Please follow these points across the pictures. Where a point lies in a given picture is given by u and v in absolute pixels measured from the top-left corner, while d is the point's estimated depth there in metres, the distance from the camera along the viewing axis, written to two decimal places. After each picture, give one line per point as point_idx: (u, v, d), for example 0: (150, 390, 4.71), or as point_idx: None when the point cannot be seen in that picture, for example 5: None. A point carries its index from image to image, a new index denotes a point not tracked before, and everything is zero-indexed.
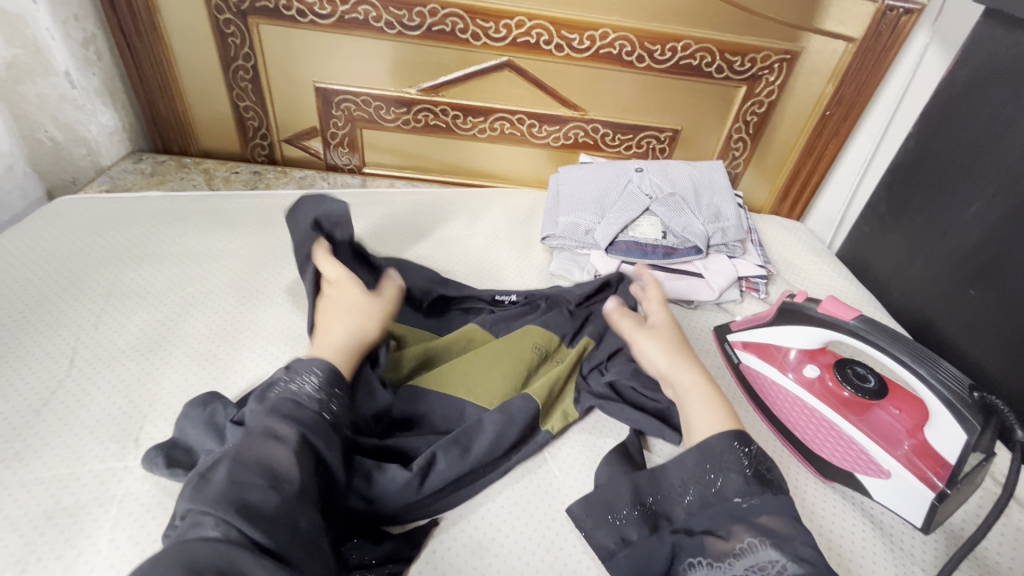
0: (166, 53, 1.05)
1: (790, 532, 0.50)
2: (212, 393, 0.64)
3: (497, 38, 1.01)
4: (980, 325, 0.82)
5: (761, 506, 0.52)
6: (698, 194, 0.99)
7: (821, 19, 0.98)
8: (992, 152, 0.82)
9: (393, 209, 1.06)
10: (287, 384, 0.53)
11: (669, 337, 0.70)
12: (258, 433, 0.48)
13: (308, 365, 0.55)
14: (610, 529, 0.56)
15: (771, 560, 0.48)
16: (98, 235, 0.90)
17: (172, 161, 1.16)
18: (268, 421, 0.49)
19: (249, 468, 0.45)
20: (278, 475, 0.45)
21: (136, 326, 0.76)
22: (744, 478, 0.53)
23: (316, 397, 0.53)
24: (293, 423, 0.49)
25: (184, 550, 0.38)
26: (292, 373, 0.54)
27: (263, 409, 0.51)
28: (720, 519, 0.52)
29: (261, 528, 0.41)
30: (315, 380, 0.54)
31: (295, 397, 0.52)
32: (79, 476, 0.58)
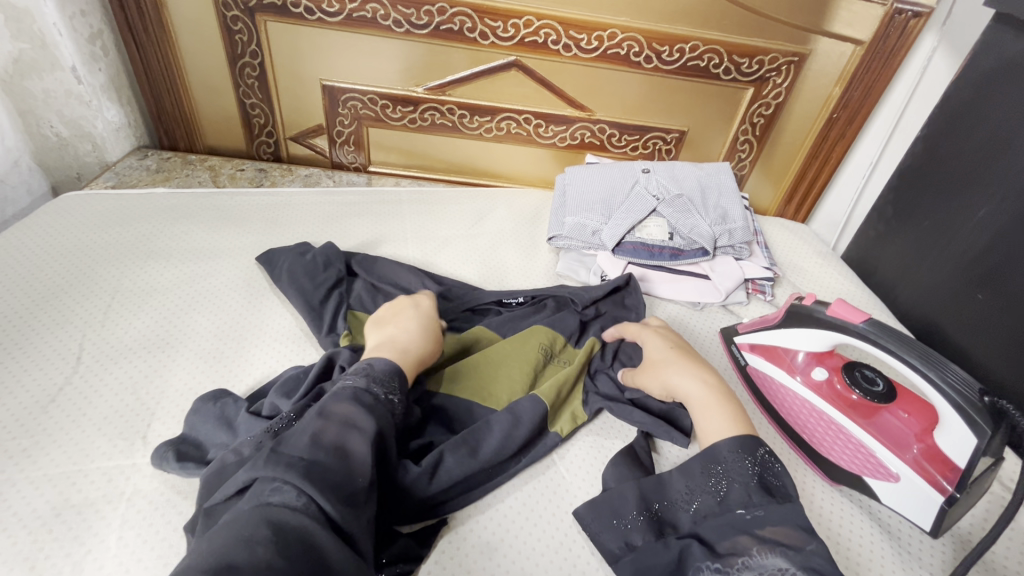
0: (172, 49, 1.05)
1: (798, 543, 0.48)
2: (221, 389, 0.65)
3: (504, 38, 1.01)
4: (987, 331, 0.83)
5: (766, 517, 0.51)
6: (706, 195, 0.99)
7: (830, 22, 0.98)
8: (1001, 156, 0.82)
9: (399, 208, 1.06)
10: (365, 376, 0.53)
11: (667, 360, 0.69)
12: (336, 419, 0.48)
13: (383, 364, 0.56)
14: (617, 533, 0.57)
15: (779, 568, 0.46)
16: (103, 231, 0.90)
17: (178, 158, 1.16)
18: (347, 408, 0.49)
19: (328, 451, 0.45)
20: (353, 462, 0.45)
21: (143, 323, 0.75)
22: (748, 487, 0.54)
23: (390, 396, 0.53)
24: (372, 416, 0.50)
25: (272, 522, 0.39)
26: (365, 370, 0.54)
27: (339, 394, 0.51)
28: (727, 530, 0.52)
29: (336, 504, 0.42)
30: (390, 380, 0.55)
31: (372, 391, 0.52)
32: (87, 474, 0.58)
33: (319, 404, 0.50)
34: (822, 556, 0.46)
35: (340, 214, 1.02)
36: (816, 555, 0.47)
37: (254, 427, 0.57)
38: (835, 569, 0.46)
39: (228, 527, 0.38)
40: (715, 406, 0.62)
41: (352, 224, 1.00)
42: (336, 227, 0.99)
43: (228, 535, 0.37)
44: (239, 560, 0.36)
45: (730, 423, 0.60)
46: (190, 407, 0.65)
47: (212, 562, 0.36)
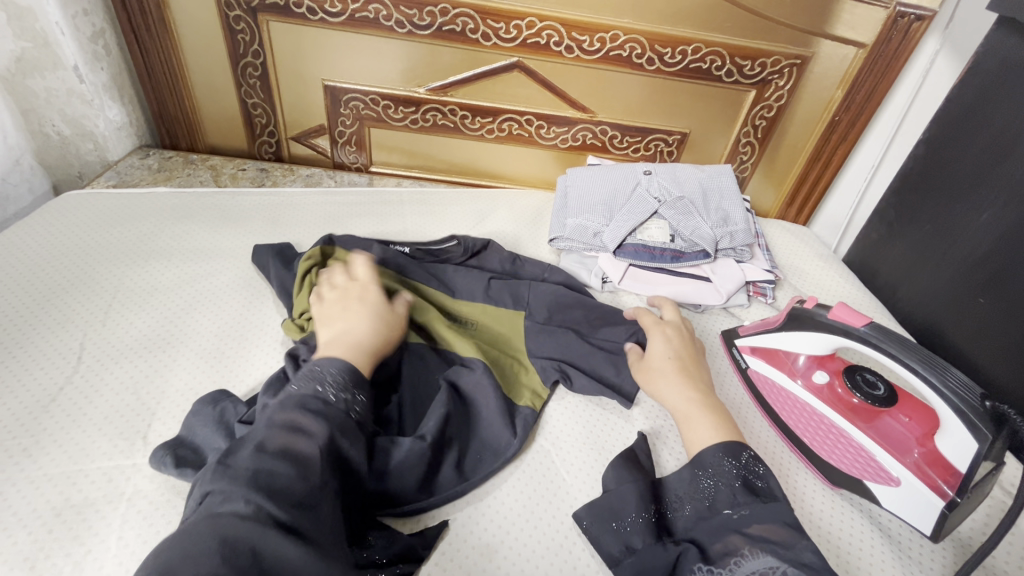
0: (175, 49, 1.05)
1: (787, 540, 0.48)
2: (222, 391, 0.65)
3: (507, 39, 1.01)
4: (988, 335, 0.82)
5: (752, 516, 0.51)
6: (707, 197, 0.99)
7: (833, 24, 0.98)
8: (1003, 161, 0.82)
9: (400, 209, 1.06)
10: (312, 380, 0.53)
11: (665, 370, 0.69)
12: (283, 426, 0.48)
13: (332, 363, 0.56)
14: (616, 536, 0.57)
15: (771, 566, 0.47)
16: (105, 231, 0.90)
17: (179, 157, 1.16)
18: (293, 413, 0.49)
19: (277, 457, 0.45)
20: (307, 466, 0.45)
21: (144, 323, 0.75)
22: (732, 488, 0.54)
23: (340, 396, 0.53)
24: (320, 420, 0.49)
25: (220, 535, 0.39)
26: (311, 372, 0.54)
27: (286, 401, 0.50)
28: (717, 531, 0.52)
29: (287, 510, 0.42)
30: (339, 378, 0.54)
31: (322, 394, 0.52)
32: (87, 473, 0.58)
33: (265, 414, 0.50)
34: (813, 552, 0.46)
35: (341, 214, 1.02)
36: (808, 553, 0.47)
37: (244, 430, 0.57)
38: (826, 565, 0.46)
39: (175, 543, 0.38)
40: (700, 416, 0.63)
41: (353, 224, 1.00)
42: (338, 227, 0.98)
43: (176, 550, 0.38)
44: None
45: (717, 432, 0.60)
46: (190, 407, 0.65)
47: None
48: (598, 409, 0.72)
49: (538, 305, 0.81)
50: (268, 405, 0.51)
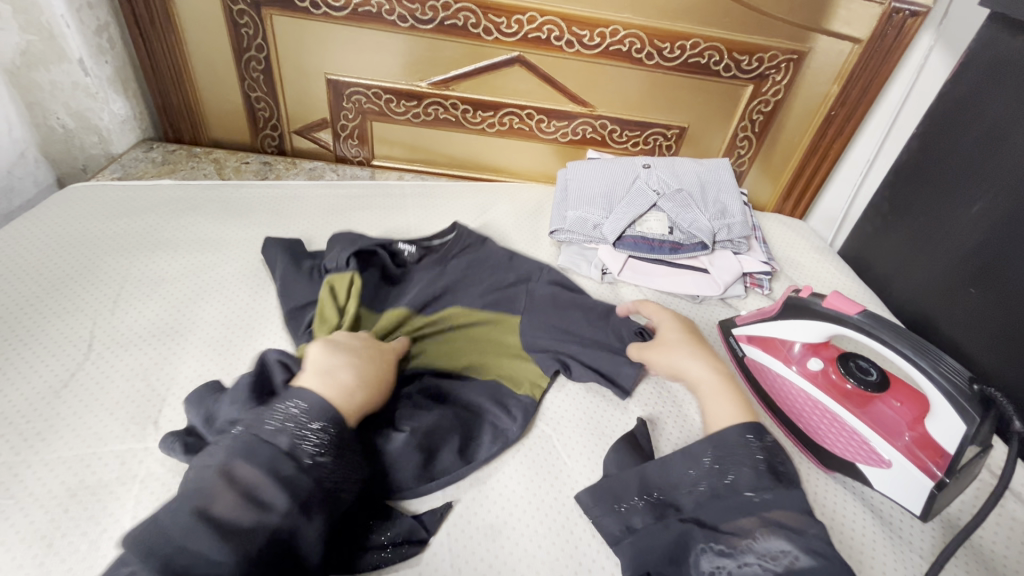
0: (179, 43, 1.06)
1: (801, 526, 0.51)
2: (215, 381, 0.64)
3: (508, 34, 1.02)
4: (978, 325, 0.84)
5: (773, 501, 0.52)
6: (705, 190, 1.00)
7: (829, 20, 0.99)
8: (994, 154, 0.84)
9: (402, 202, 1.08)
10: (292, 428, 0.49)
11: (677, 345, 0.71)
12: (235, 485, 0.45)
13: (320, 413, 0.51)
14: (617, 517, 0.58)
15: (782, 550, 0.49)
16: (110, 222, 0.91)
17: (183, 150, 1.17)
18: (254, 472, 0.46)
19: (213, 529, 0.42)
20: (242, 540, 0.42)
21: (153, 312, 0.77)
22: (756, 471, 0.54)
23: (315, 457, 0.49)
24: (285, 490, 0.46)
25: None
26: (296, 420, 0.50)
27: (254, 450, 0.47)
28: (730, 512, 0.53)
29: None
30: (320, 435, 0.50)
31: (295, 453, 0.48)
32: (100, 456, 0.60)
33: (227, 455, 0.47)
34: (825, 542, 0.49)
35: (344, 207, 1.03)
36: (816, 541, 0.50)
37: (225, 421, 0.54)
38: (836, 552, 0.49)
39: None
40: (724, 394, 0.64)
41: (357, 217, 1.01)
42: (341, 220, 1.00)
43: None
44: None
45: (737, 411, 0.61)
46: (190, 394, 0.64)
47: None
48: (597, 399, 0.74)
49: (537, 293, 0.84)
50: (234, 440, 0.48)
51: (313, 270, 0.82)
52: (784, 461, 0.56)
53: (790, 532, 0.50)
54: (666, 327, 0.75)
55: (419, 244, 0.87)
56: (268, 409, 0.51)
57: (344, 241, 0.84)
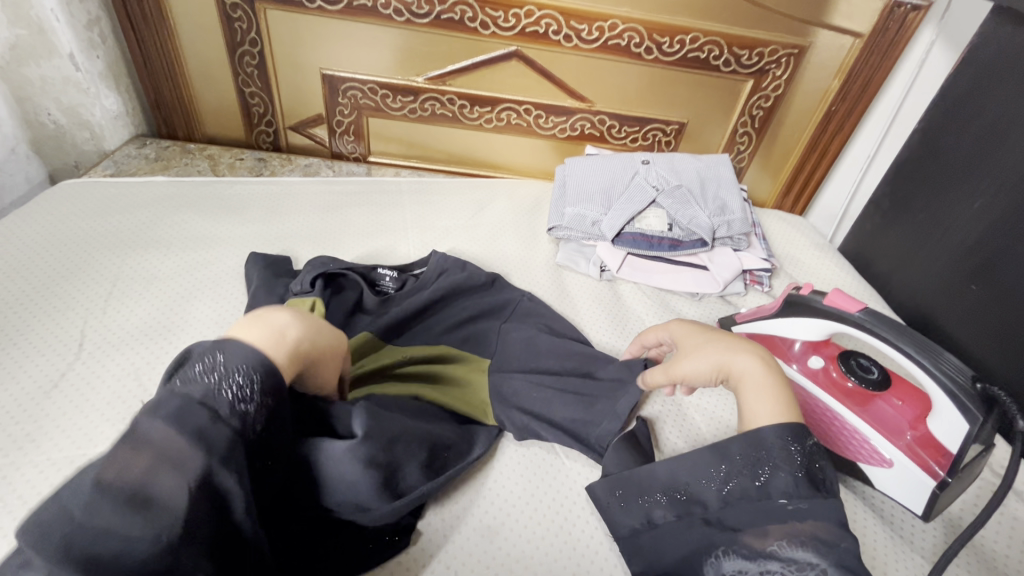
0: (172, 37, 1.04)
1: (833, 538, 0.45)
2: None
3: (506, 27, 1.00)
4: (980, 321, 0.84)
5: (807, 511, 0.47)
6: (704, 186, 0.99)
7: (830, 14, 0.98)
8: (997, 149, 0.83)
9: (399, 198, 1.06)
10: (206, 376, 0.41)
11: (694, 350, 0.60)
12: (141, 448, 0.38)
13: (241, 357, 0.43)
14: (640, 510, 0.56)
15: (809, 562, 0.44)
16: (104, 219, 0.90)
17: (176, 146, 1.15)
18: (163, 431, 0.38)
19: (119, 505, 0.35)
20: (152, 511, 0.36)
21: (145, 311, 0.75)
22: (794, 478, 0.49)
23: (237, 404, 0.41)
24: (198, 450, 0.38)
25: None
26: (204, 372, 0.41)
27: (163, 406, 0.40)
28: (757, 516, 0.48)
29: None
30: (238, 383, 0.41)
31: (210, 401, 0.40)
32: (90, 458, 0.59)
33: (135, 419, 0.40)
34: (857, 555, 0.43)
35: (340, 204, 1.02)
36: (844, 553, 0.44)
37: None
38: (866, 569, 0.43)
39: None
40: (770, 389, 0.54)
41: (352, 214, 1.00)
42: (337, 217, 0.99)
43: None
44: None
45: (780, 409, 0.53)
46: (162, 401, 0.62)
47: None
48: (590, 410, 0.67)
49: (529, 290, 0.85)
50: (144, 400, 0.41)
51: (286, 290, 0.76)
52: (823, 466, 0.51)
53: (821, 544, 0.44)
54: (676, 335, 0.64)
55: (400, 273, 0.84)
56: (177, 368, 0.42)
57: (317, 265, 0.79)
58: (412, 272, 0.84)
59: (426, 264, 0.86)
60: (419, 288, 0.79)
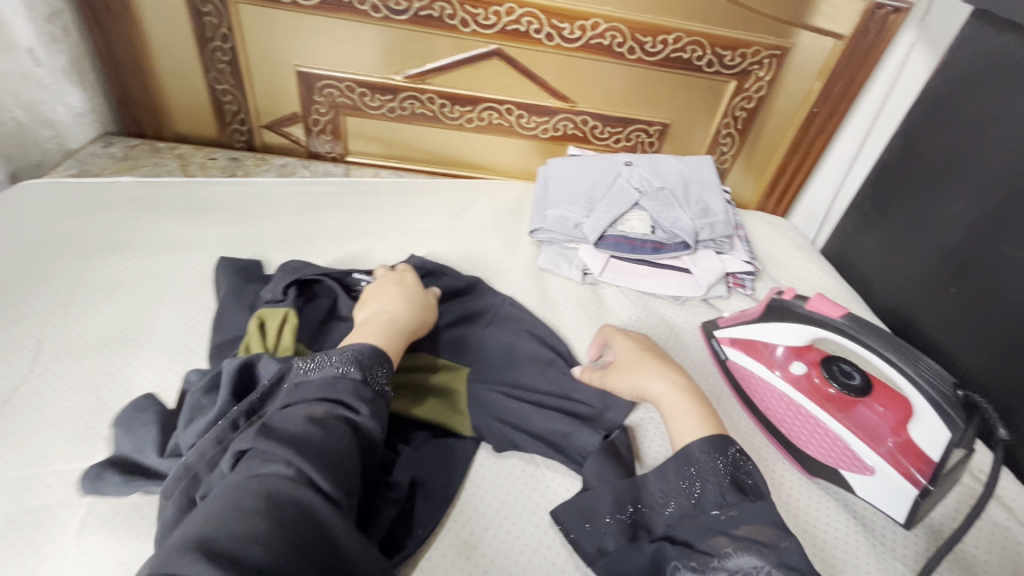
0: (138, 31, 1.00)
1: (773, 540, 0.48)
2: (144, 396, 0.60)
3: (485, 25, 0.98)
4: (960, 323, 0.84)
5: (740, 517, 0.50)
6: (687, 188, 0.98)
7: (812, 16, 0.98)
8: (976, 153, 0.83)
9: (377, 200, 1.04)
10: (357, 366, 0.55)
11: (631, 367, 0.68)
12: (326, 417, 0.50)
13: (374, 353, 0.57)
14: (589, 537, 0.57)
15: (755, 566, 0.46)
16: (64, 221, 0.85)
17: (145, 145, 1.12)
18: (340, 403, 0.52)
19: (322, 430, 0.48)
20: (344, 437, 0.49)
21: (106, 319, 0.72)
22: (721, 487, 0.53)
23: (382, 386, 0.56)
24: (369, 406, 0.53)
25: (272, 494, 0.43)
26: (360, 352, 0.56)
27: (335, 387, 0.52)
28: (704, 532, 0.51)
29: (324, 475, 0.45)
30: (383, 367, 0.57)
31: (368, 383, 0.54)
32: (42, 478, 0.55)
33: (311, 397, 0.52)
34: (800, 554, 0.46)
35: (315, 206, 0.99)
36: (791, 555, 0.46)
37: (207, 421, 0.54)
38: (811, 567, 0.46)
39: (225, 514, 0.41)
40: (687, 406, 0.61)
41: (329, 215, 0.97)
42: (312, 219, 0.96)
43: (228, 513, 0.41)
44: (244, 527, 0.40)
45: (702, 425, 0.59)
46: (114, 420, 0.58)
47: (216, 533, 0.39)
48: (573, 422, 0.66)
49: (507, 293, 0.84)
50: (310, 388, 0.52)
51: (254, 302, 0.73)
52: (754, 472, 0.55)
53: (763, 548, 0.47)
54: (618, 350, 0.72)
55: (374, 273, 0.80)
56: (332, 351, 0.57)
57: (283, 271, 0.77)
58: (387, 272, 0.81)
59: None
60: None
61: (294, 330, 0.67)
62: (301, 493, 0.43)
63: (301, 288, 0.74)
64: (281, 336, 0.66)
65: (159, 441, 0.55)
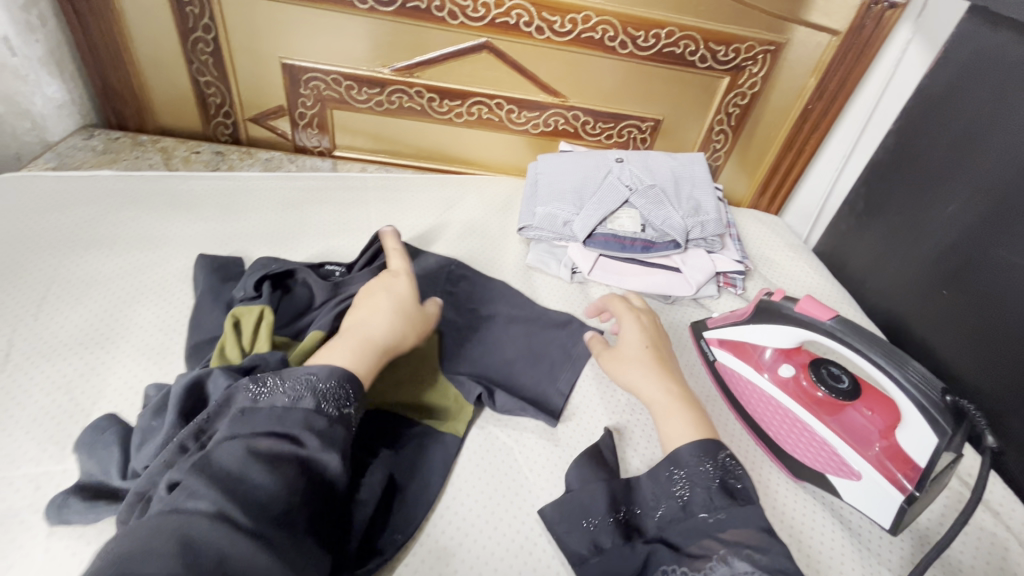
0: (118, 21, 0.98)
1: (763, 544, 0.48)
2: (108, 417, 0.58)
3: (475, 17, 0.96)
4: (953, 325, 0.83)
5: (727, 521, 0.50)
6: (679, 186, 0.97)
7: (807, 11, 0.96)
8: (971, 152, 0.82)
9: (363, 195, 1.02)
10: (311, 394, 0.50)
11: (639, 359, 0.67)
12: (270, 444, 0.46)
13: (333, 375, 0.52)
14: (584, 535, 0.56)
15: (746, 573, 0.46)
16: (40, 217, 0.83)
17: (127, 138, 1.09)
18: (288, 432, 0.47)
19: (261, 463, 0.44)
20: (285, 470, 0.44)
21: (80, 318, 0.70)
22: (709, 491, 0.52)
23: (342, 414, 0.50)
24: (320, 435, 0.48)
25: (183, 537, 0.38)
26: (325, 373, 0.52)
27: (281, 415, 0.48)
28: (692, 534, 0.51)
29: (246, 514, 0.41)
30: (347, 391, 0.52)
31: (322, 411, 0.49)
32: (11, 481, 0.54)
33: (261, 424, 0.47)
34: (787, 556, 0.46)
35: (300, 201, 0.97)
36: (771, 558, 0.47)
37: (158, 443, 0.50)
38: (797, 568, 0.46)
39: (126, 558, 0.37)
40: (678, 409, 0.61)
41: (313, 211, 0.96)
42: (296, 214, 0.94)
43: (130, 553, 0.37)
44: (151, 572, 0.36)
45: (692, 428, 0.59)
46: (74, 446, 0.56)
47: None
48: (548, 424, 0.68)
49: (489, 291, 0.83)
50: (257, 417, 0.48)
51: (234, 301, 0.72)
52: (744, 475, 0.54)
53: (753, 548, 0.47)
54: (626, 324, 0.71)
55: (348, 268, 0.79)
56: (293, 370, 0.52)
57: (261, 265, 0.75)
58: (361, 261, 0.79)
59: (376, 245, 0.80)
60: (370, 267, 0.77)
61: (271, 329, 0.65)
62: (220, 536, 0.39)
63: (273, 282, 0.73)
64: (255, 335, 0.65)
65: (122, 462, 0.53)
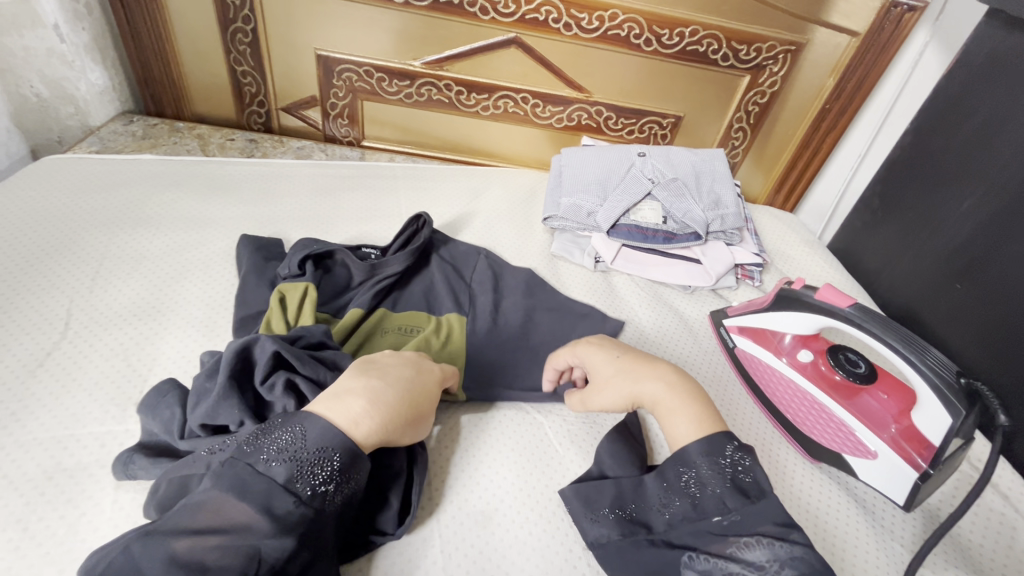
0: (161, 10, 1.01)
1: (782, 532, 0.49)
2: (168, 382, 0.61)
3: (505, 13, 0.99)
4: (964, 318, 0.86)
5: (742, 523, 0.50)
6: (699, 179, 1.00)
7: (828, 12, 0.99)
8: (987, 151, 0.85)
9: (393, 183, 1.05)
10: (286, 464, 0.46)
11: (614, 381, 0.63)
12: (226, 515, 0.43)
13: (322, 441, 0.48)
14: (597, 525, 0.57)
15: (769, 560, 0.48)
16: (88, 197, 0.87)
17: (164, 125, 1.13)
18: (246, 507, 0.43)
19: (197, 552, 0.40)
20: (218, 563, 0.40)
21: (132, 292, 0.74)
22: (722, 493, 0.51)
23: (313, 493, 0.46)
24: (274, 519, 0.43)
25: None
26: (306, 440, 0.47)
27: (247, 484, 0.44)
28: (707, 536, 0.51)
29: None
30: (326, 466, 0.47)
31: (291, 489, 0.45)
32: (78, 438, 0.58)
33: (221, 493, 0.44)
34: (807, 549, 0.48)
35: (334, 187, 1.01)
36: (797, 546, 0.49)
37: (209, 408, 0.53)
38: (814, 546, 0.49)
39: None
40: (682, 406, 0.58)
41: (346, 197, 0.99)
42: (331, 199, 0.98)
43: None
44: None
45: (697, 425, 0.56)
46: (137, 408, 0.60)
47: None
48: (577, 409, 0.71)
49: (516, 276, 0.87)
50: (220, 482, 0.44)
51: (277, 279, 0.75)
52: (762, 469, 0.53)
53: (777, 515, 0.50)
54: (588, 361, 0.67)
55: (382, 252, 0.83)
56: (278, 429, 0.48)
57: (301, 245, 0.79)
58: (395, 246, 0.83)
59: (411, 231, 0.84)
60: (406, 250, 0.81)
61: (314, 303, 0.70)
62: None
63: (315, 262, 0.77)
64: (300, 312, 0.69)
65: (182, 421, 0.56)
